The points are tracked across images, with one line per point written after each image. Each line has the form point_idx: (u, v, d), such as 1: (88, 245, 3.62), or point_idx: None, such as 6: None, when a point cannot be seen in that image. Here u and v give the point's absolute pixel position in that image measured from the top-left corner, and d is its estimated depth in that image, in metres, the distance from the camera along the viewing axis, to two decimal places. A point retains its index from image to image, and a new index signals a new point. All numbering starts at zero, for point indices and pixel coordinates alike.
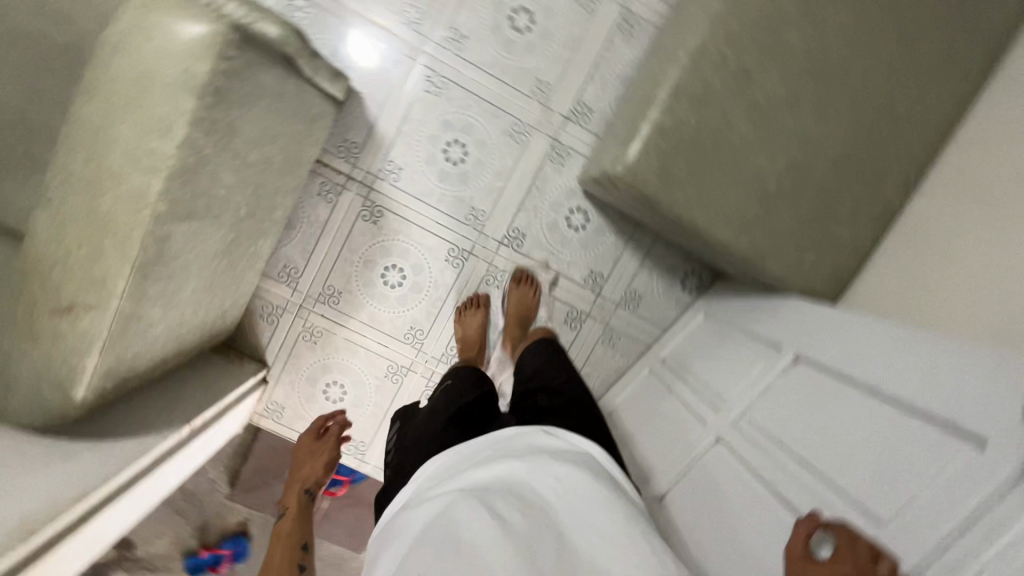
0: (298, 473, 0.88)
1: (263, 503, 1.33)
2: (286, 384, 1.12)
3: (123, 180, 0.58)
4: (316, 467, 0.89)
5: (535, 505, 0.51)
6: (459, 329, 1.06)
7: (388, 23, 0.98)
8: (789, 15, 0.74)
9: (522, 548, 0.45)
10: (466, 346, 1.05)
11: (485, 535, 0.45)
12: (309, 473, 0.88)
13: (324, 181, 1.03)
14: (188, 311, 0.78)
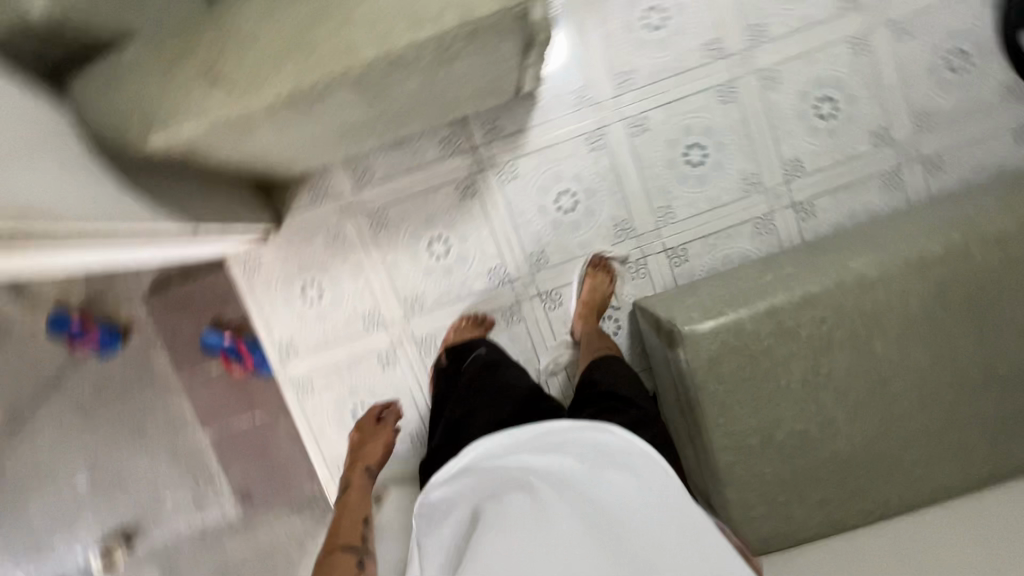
0: (360, 454, 1.03)
1: (163, 323, 1.25)
2: (279, 253, 1.09)
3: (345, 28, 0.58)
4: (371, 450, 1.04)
5: (591, 498, 0.63)
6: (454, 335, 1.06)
7: (601, 73, 1.04)
8: (888, 330, 0.82)
9: (579, 524, 0.59)
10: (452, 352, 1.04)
11: (555, 517, 0.60)
12: (368, 450, 1.04)
13: (453, 135, 1.06)
14: (279, 145, 0.77)
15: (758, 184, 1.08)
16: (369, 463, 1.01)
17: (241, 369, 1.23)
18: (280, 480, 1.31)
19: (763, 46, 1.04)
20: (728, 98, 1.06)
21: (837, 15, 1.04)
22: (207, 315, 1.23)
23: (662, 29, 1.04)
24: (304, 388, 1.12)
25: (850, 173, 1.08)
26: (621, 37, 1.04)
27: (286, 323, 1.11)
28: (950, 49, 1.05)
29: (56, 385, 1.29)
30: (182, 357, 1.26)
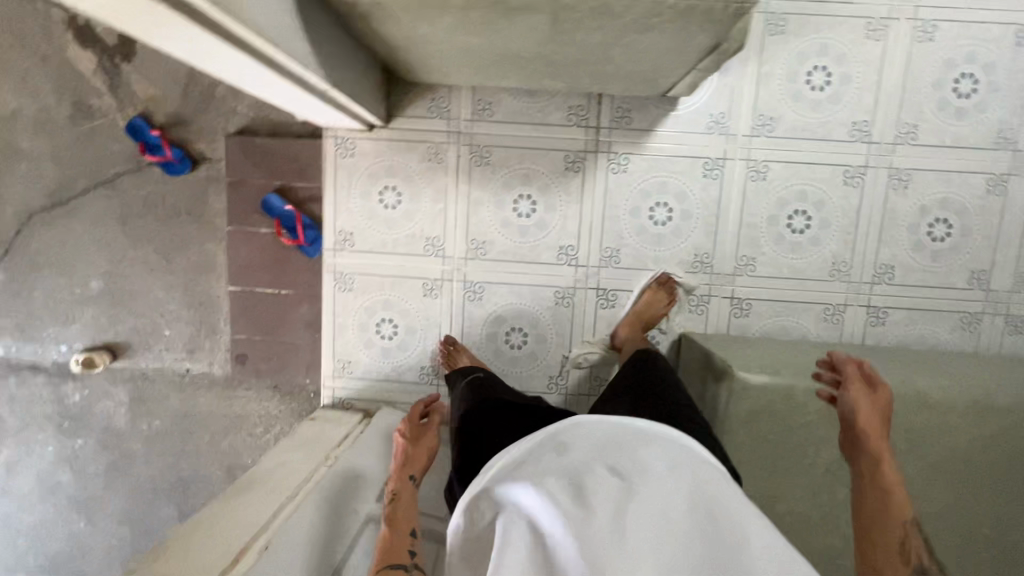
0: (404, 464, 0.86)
1: (232, 170, 1.22)
2: (374, 147, 1.08)
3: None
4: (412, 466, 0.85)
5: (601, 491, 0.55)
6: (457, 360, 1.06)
7: (746, 108, 1.04)
8: (927, 456, 0.81)
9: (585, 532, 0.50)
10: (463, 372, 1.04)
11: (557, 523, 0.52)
12: (410, 463, 0.86)
13: (584, 107, 1.05)
14: (443, 43, 0.76)
15: (844, 273, 1.08)
16: (411, 473, 0.85)
17: (288, 242, 1.22)
18: (277, 359, 1.30)
19: (905, 147, 1.04)
20: (852, 182, 1.05)
21: (988, 147, 1.03)
22: (277, 179, 1.22)
23: (820, 91, 1.03)
24: (342, 284, 1.12)
25: (934, 299, 1.08)
26: (779, 82, 1.03)
27: (351, 217, 1.10)
28: None
29: (108, 184, 1.29)
30: (236, 209, 1.24)
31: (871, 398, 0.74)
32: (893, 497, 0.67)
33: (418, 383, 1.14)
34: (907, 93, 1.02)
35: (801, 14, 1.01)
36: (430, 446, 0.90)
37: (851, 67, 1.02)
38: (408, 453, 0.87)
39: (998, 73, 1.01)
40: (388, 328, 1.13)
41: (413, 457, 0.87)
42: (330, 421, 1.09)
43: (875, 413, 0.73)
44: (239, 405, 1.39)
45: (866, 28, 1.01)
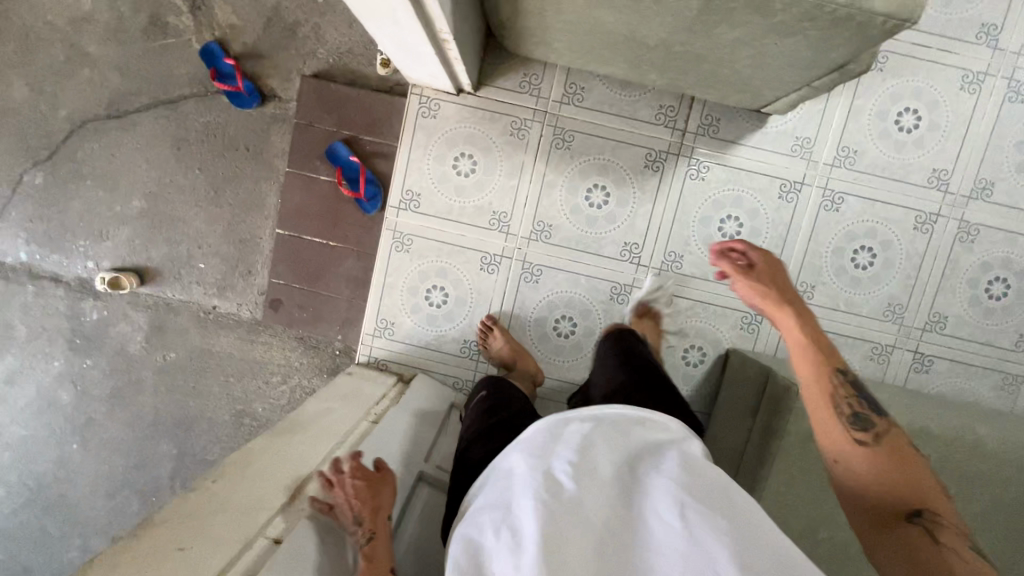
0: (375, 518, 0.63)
1: (303, 112, 1.20)
2: (457, 112, 1.06)
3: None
4: (375, 513, 0.64)
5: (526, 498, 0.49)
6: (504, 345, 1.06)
7: (832, 138, 1.04)
8: (974, 504, 0.81)
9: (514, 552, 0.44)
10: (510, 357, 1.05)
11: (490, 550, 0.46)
12: (375, 505, 0.64)
13: (674, 108, 1.04)
14: (572, 13, 0.75)
15: (897, 316, 1.08)
16: (382, 516, 0.64)
17: (347, 193, 1.19)
18: (312, 311, 1.28)
19: (979, 202, 1.05)
20: (922, 228, 1.06)
21: None
22: (346, 129, 1.20)
23: (906, 133, 1.04)
24: (400, 244, 1.10)
25: (979, 355, 1.09)
26: (869, 118, 1.03)
27: (420, 178, 1.08)
28: None
29: (170, 105, 1.26)
30: (298, 152, 1.22)
31: (754, 282, 0.71)
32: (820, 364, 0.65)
33: (458, 356, 1.12)
34: (990, 149, 1.04)
35: (902, 54, 1.02)
36: (390, 474, 0.69)
37: (941, 115, 1.03)
38: (365, 493, 0.64)
39: None
40: (438, 296, 1.11)
41: (370, 498, 0.64)
42: (367, 379, 1.07)
43: (768, 286, 0.70)
44: (261, 351, 1.36)
45: (962, 79, 1.02)
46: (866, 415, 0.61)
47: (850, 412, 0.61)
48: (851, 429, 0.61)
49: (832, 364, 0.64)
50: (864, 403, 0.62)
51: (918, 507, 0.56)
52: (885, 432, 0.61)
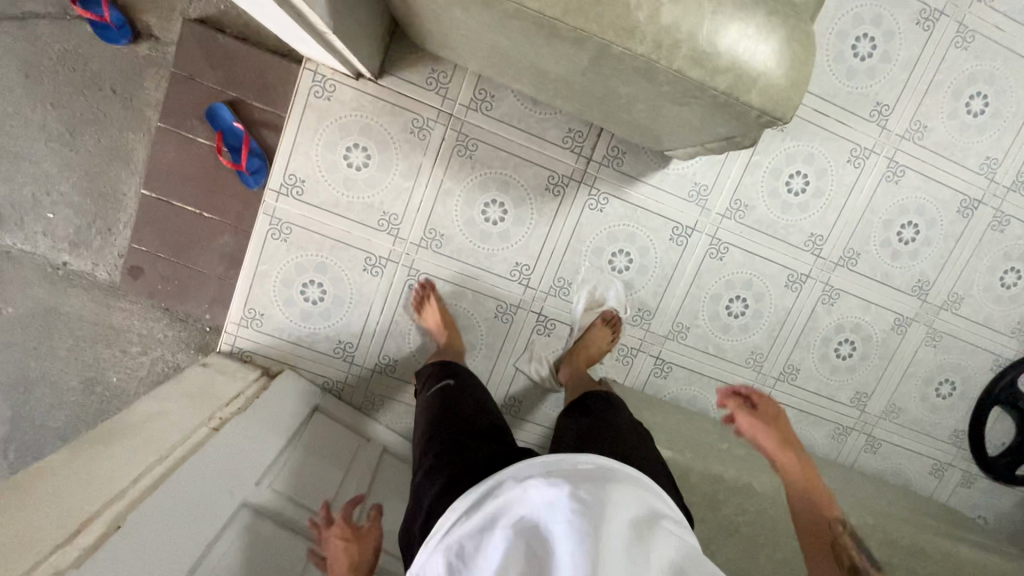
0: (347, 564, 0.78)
1: (182, 61, 1.06)
2: (355, 99, 0.97)
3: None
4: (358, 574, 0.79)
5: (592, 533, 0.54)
6: (595, 341, 1.05)
7: (728, 188, 1.07)
8: (778, 553, 0.90)
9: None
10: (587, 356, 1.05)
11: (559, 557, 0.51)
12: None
13: (582, 134, 1.02)
14: (468, 32, 0.70)
15: (757, 364, 1.16)
16: (365, 563, 0.79)
17: (225, 162, 1.07)
18: (177, 284, 1.17)
19: (844, 269, 1.13)
20: (792, 286, 1.12)
21: (905, 292, 1.15)
22: (233, 89, 1.07)
23: (794, 195, 1.08)
24: (277, 231, 1.01)
25: (819, 406, 1.20)
26: (764, 175, 1.07)
27: (306, 164, 0.99)
28: (948, 377, 1.21)
29: (17, 21, 1.06)
30: (173, 105, 1.07)
31: (760, 428, 0.90)
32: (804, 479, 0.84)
33: (331, 356, 1.08)
34: (861, 222, 1.11)
35: (802, 119, 1.05)
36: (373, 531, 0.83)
37: (827, 183, 1.08)
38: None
39: (935, 231, 1.12)
40: (315, 292, 1.04)
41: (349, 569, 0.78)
42: (223, 374, 1.00)
43: (772, 434, 0.89)
44: (119, 317, 1.24)
45: (851, 152, 1.07)
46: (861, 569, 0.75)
47: (845, 558, 0.75)
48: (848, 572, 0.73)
49: (829, 515, 0.80)
50: (855, 555, 0.77)
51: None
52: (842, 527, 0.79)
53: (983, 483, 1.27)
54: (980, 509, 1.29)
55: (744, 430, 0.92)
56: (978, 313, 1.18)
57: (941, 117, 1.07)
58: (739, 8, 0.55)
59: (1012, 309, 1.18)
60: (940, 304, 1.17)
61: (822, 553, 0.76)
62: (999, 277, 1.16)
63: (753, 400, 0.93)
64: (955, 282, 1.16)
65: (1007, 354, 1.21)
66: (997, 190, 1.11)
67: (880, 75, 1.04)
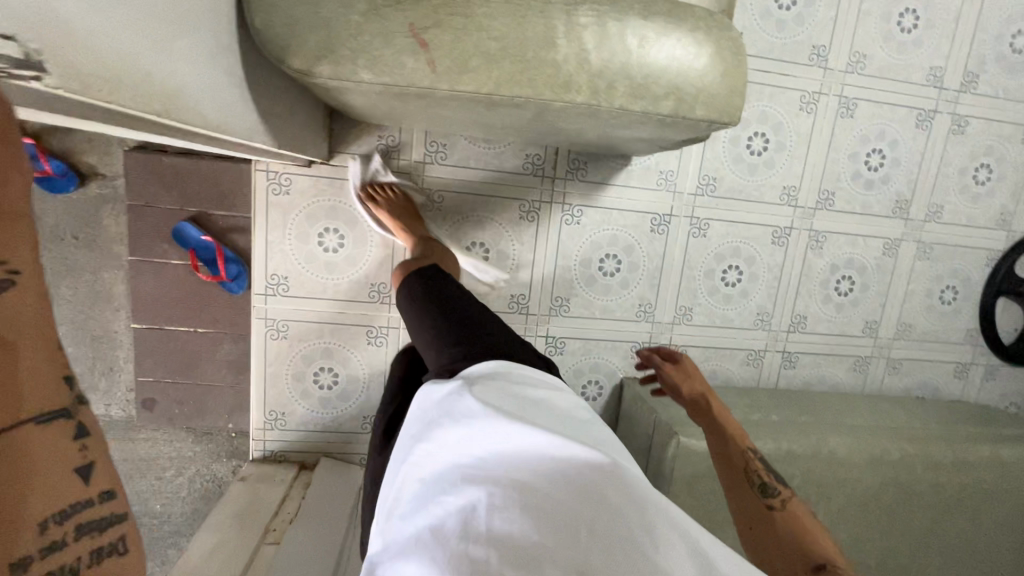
0: None
1: (134, 191, 1.05)
2: (314, 186, 0.98)
3: (556, 52, 0.54)
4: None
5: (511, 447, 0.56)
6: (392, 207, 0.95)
7: (693, 167, 1.08)
8: (834, 504, 0.93)
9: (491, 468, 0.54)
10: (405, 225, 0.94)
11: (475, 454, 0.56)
12: None
13: (540, 156, 1.03)
14: (409, 110, 0.70)
15: (764, 324, 1.18)
16: None
17: (208, 278, 1.08)
18: (192, 404, 1.17)
19: (824, 211, 1.14)
20: (779, 241, 1.14)
21: (887, 215, 1.17)
22: (191, 205, 1.07)
23: (758, 155, 1.09)
24: (275, 331, 1.02)
25: (834, 345, 1.22)
26: (723, 145, 1.08)
27: (285, 259, 1.00)
28: (947, 283, 1.23)
29: None
30: (138, 236, 1.07)
31: (682, 371, 0.90)
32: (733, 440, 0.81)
33: (361, 433, 1.09)
34: (828, 162, 1.12)
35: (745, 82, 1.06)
36: None
37: (785, 135, 1.09)
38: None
39: (900, 151, 1.14)
40: (327, 378, 1.05)
41: (20, 363, 0.28)
42: (264, 483, 1.02)
43: (696, 379, 0.89)
44: (145, 448, 1.24)
45: (801, 100, 1.08)
46: (774, 484, 0.76)
47: (758, 481, 0.76)
48: (761, 498, 0.74)
49: (743, 444, 0.80)
50: (768, 473, 0.77)
51: (815, 560, 0.67)
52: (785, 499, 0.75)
53: (1006, 371, 1.31)
54: (1009, 396, 1.32)
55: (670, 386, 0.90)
56: (961, 215, 1.20)
57: (877, 42, 1.08)
58: (663, 32, 0.56)
59: (992, 203, 1.20)
60: (922, 217, 1.19)
61: (736, 466, 0.77)
62: (971, 177, 1.18)
63: (674, 358, 0.93)
64: (931, 193, 1.17)
65: (999, 245, 1.23)
66: (949, 95, 1.13)
67: (808, 18, 1.05)
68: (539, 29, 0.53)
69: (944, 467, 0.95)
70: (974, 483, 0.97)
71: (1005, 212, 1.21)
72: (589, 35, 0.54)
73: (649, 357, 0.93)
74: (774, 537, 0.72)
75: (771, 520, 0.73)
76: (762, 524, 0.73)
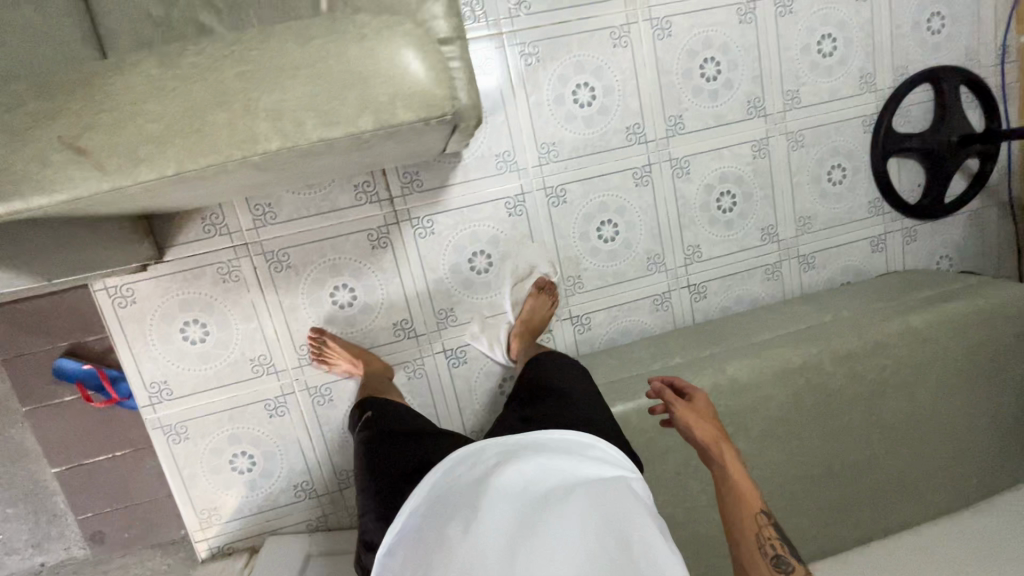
0: None
1: (2, 346, 1.05)
2: (158, 286, 0.97)
3: (221, 111, 0.52)
4: None
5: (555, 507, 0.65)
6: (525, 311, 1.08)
7: (528, 141, 1.05)
8: (754, 428, 0.90)
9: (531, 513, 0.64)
10: (525, 326, 1.08)
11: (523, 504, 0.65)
12: None
13: (370, 183, 1.00)
14: (162, 201, 0.68)
15: (659, 266, 1.15)
16: None
17: (103, 403, 1.08)
18: (142, 523, 1.18)
19: (677, 137, 1.11)
20: (643, 182, 1.11)
21: (744, 119, 1.13)
22: (62, 341, 1.06)
23: (588, 106, 1.06)
24: (175, 435, 1.02)
25: (739, 262, 1.19)
26: (549, 109, 1.05)
27: (159, 365, 0.99)
28: (832, 163, 1.19)
29: None
30: (23, 386, 1.07)
31: (693, 408, 0.80)
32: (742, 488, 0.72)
33: (297, 501, 1.09)
34: (664, 88, 1.08)
35: (549, 39, 1.03)
36: None
37: (609, 78, 1.06)
38: None
39: (733, 51, 1.10)
40: (244, 461, 1.05)
41: None
42: None
43: (706, 417, 0.79)
44: None
45: (611, 37, 1.04)
46: (788, 557, 0.67)
47: (772, 553, 0.68)
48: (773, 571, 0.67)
49: (756, 505, 0.71)
50: (783, 544, 0.69)
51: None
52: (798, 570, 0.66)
53: (924, 228, 1.27)
54: (937, 252, 1.28)
55: (677, 422, 0.80)
56: (822, 93, 1.15)
57: None
58: (328, 54, 0.53)
59: (849, 69, 1.15)
60: (782, 108, 1.14)
61: (747, 538, 0.69)
62: (817, 51, 1.13)
63: (684, 390, 0.83)
64: (781, 82, 1.13)
65: (871, 109, 1.18)
66: None
67: None
68: (200, 95, 0.51)
69: (857, 356, 0.92)
70: (895, 361, 0.94)
71: (866, 74, 1.17)
72: (255, 81, 0.52)
73: (660, 388, 0.84)
74: None
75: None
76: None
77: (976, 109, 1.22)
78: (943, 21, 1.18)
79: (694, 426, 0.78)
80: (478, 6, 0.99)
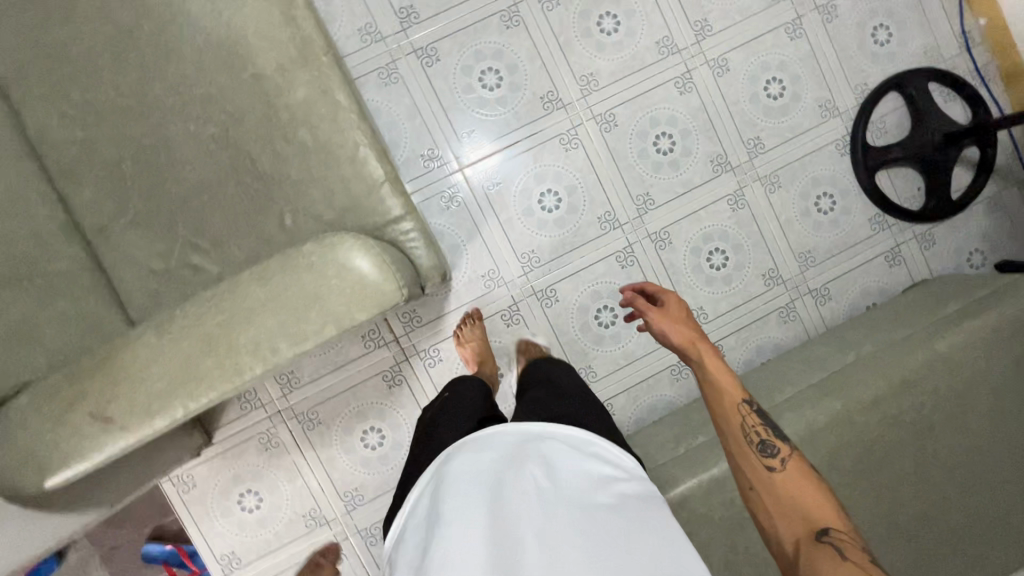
0: None
1: (99, 542, 1.19)
2: (212, 466, 1.08)
3: (212, 356, 0.61)
4: None
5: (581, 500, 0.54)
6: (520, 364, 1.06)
7: (508, 254, 1.12)
8: None
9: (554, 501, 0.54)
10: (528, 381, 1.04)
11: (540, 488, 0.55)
12: None
13: (375, 330, 1.09)
14: None
15: None
16: None
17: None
18: None
19: (650, 212, 1.14)
20: (628, 263, 1.14)
21: (712, 177, 1.15)
22: (145, 528, 1.19)
23: (556, 209, 1.12)
24: None
25: (749, 313, 1.17)
26: (521, 220, 1.12)
27: (225, 538, 1.09)
28: (817, 193, 1.17)
29: None
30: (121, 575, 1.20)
31: (669, 314, 0.72)
32: (723, 380, 0.68)
33: None
34: (623, 172, 1.13)
35: (505, 160, 1.11)
36: None
37: (569, 178, 1.12)
38: None
39: (682, 121, 1.14)
40: None
41: None
42: None
43: (683, 320, 0.72)
44: None
45: (562, 143, 1.12)
46: (772, 440, 0.64)
47: (757, 441, 0.64)
48: (761, 460, 0.63)
49: (736, 397, 0.67)
50: (769, 430, 0.65)
51: (818, 526, 0.57)
52: (788, 456, 0.63)
53: (941, 229, 1.21)
54: (963, 249, 1.21)
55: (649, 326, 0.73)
56: (784, 131, 1.16)
57: (593, 57, 1.11)
58: (288, 287, 0.62)
59: (804, 103, 1.16)
60: (749, 156, 1.16)
61: (727, 429, 0.66)
62: (767, 97, 1.15)
63: (657, 295, 0.76)
64: (739, 134, 1.15)
65: (841, 131, 1.17)
66: (691, 51, 1.13)
67: (520, 81, 1.10)
68: (191, 349, 0.61)
69: (886, 399, 0.88)
70: (930, 395, 0.88)
71: (824, 102, 1.17)
72: (232, 325, 0.61)
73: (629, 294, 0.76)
74: (768, 497, 0.62)
75: (771, 484, 0.62)
76: (764, 488, 0.62)
77: (955, 101, 1.18)
78: (889, 32, 1.17)
79: (669, 331, 0.72)
80: (435, 153, 1.09)
